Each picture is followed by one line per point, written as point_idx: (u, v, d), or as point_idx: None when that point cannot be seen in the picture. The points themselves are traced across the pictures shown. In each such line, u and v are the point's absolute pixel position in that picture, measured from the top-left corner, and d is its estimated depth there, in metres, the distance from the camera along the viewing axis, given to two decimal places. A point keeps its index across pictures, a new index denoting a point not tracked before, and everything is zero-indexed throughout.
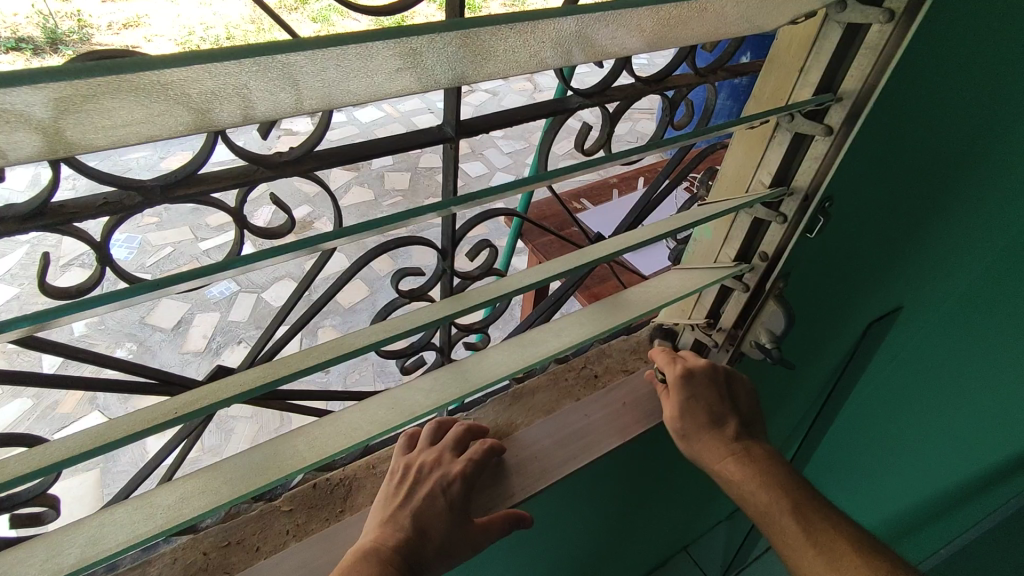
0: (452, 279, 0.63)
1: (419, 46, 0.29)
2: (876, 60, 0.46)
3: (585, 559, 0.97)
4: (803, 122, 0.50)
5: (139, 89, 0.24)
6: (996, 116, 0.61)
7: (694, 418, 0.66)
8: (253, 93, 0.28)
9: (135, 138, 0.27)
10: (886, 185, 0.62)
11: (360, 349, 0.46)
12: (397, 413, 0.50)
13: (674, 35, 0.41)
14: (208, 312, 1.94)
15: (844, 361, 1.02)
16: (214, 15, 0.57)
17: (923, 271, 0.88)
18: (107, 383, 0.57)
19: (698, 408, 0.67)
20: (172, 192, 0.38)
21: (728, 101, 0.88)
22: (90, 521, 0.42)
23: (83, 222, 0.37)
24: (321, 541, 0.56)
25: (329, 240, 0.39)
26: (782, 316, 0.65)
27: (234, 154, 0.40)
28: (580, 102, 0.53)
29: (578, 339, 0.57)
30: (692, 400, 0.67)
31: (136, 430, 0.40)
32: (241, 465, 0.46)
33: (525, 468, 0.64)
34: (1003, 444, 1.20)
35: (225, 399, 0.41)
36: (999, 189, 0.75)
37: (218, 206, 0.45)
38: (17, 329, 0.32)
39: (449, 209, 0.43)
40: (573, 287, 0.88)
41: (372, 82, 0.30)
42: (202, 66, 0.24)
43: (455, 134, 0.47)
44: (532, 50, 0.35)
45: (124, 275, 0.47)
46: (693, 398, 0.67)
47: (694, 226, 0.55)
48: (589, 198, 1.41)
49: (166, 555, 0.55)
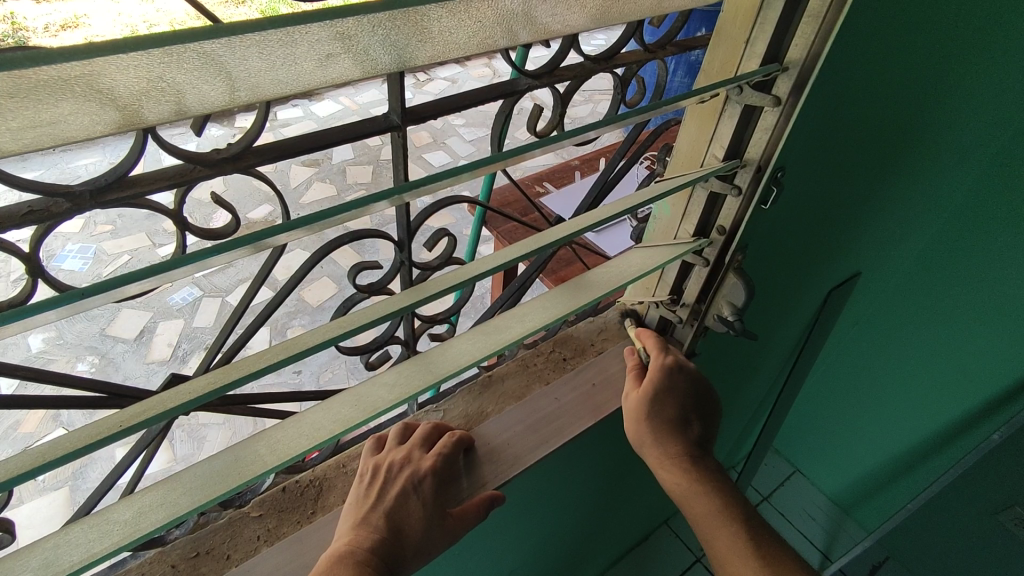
0: (411, 271, 0.62)
1: (350, 29, 0.28)
2: (820, 26, 0.46)
3: (565, 539, 0.98)
4: (752, 94, 0.51)
5: (41, 85, 0.23)
6: (933, 88, 0.64)
7: (663, 409, 0.66)
8: (175, 85, 0.26)
9: (50, 141, 0.26)
10: (833, 159, 0.63)
11: (317, 346, 0.45)
12: (360, 410, 0.48)
13: (617, 11, 0.40)
14: (171, 319, 1.90)
15: (806, 330, 1.05)
16: (157, 12, 0.54)
17: (876, 238, 0.90)
18: (54, 399, 0.54)
19: (668, 403, 0.66)
20: (103, 196, 0.36)
21: (685, 78, 0.89)
22: (44, 544, 0.41)
23: (7, 232, 0.35)
24: (293, 545, 0.56)
25: (275, 235, 0.37)
26: (742, 288, 0.64)
27: (167, 153, 0.38)
28: (529, 83, 0.52)
29: (542, 323, 0.56)
30: (665, 392, 0.66)
31: (81, 446, 0.38)
32: (203, 473, 0.45)
33: (498, 457, 0.64)
34: (961, 402, 1.23)
35: (178, 406, 0.40)
36: (945, 150, 0.77)
37: (156, 208, 0.43)
38: None
39: (401, 197, 0.41)
40: (538, 269, 0.88)
41: (302, 71, 0.29)
42: (107, 60, 0.23)
43: (402, 121, 0.46)
44: (471, 30, 0.34)
45: (58, 284, 0.44)
46: (667, 391, 0.66)
47: (651, 203, 0.55)
48: (551, 181, 1.41)
49: (133, 571, 0.53)
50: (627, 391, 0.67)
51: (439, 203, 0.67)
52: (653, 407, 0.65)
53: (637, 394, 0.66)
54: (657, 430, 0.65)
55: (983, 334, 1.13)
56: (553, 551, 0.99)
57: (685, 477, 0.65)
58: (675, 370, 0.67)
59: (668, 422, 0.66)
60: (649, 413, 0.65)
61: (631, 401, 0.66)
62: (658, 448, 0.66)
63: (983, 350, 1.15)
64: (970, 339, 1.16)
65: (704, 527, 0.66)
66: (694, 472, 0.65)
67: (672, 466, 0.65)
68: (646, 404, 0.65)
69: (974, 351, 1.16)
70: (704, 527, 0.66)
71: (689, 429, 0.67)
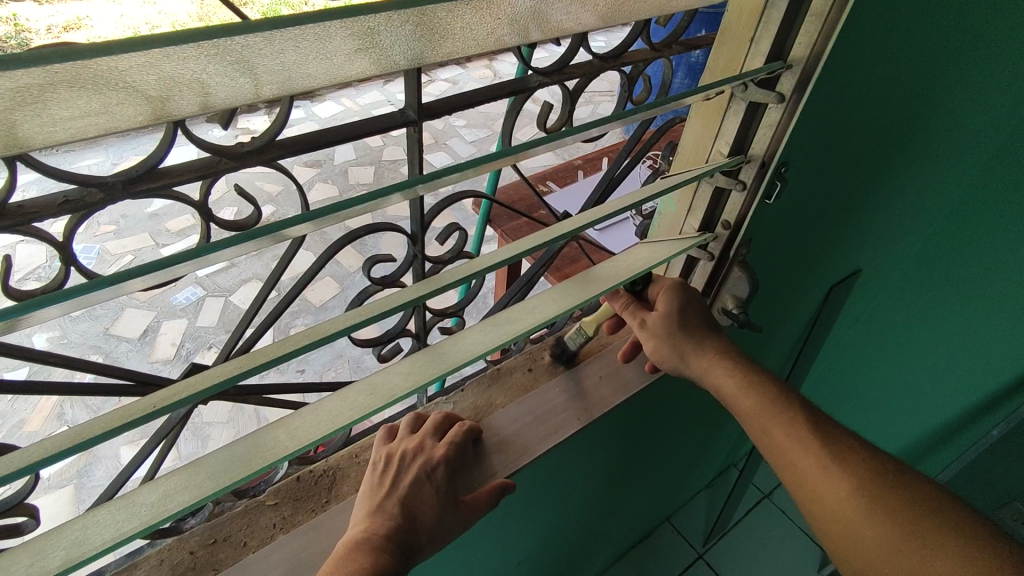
0: (423, 265, 0.63)
1: (376, 25, 0.29)
2: (822, 25, 0.47)
3: (570, 532, 0.99)
4: (756, 91, 0.52)
5: (92, 76, 0.24)
6: (932, 86, 0.65)
7: (690, 319, 0.67)
8: (211, 79, 0.28)
9: (94, 131, 0.27)
10: (835, 156, 0.65)
11: (336, 334, 0.46)
12: (377, 397, 0.50)
13: (626, 10, 0.42)
14: (174, 319, 1.91)
15: (808, 325, 1.06)
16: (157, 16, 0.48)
17: (877, 235, 0.91)
18: (77, 387, 0.56)
19: (693, 313, 0.67)
20: (134, 186, 0.37)
21: (685, 79, 0.91)
22: (74, 525, 0.42)
23: (44, 222, 0.36)
24: (308, 532, 0.57)
25: (298, 225, 0.38)
26: (746, 281, 0.68)
27: (194, 146, 0.39)
28: (539, 80, 0.53)
29: (551, 314, 0.58)
30: (686, 304, 0.67)
31: (116, 426, 0.39)
32: (225, 459, 0.46)
33: (507, 447, 0.66)
34: (965, 394, 1.25)
35: (204, 390, 0.41)
36: (944, 149, 0.78)
37: (181, 200, 0.45)
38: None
39: (415, 190, 0.42)
40: (544, 265, 0.89)
41: (330, 65, 0.30)
42: (157, 52, 0.24)
43: (418, 117, 0.47)
44: (489, 28, 0.35)
45: (89, 273, 0.46)
46: (687, 302, 0.67)
47: (658, 198, 0.56)
48: (554, 180, 1.42)
49: (152, 557, 0.54)
50: (644, 320, 0.67)
51: (450, 199, 0.68)
52: (681, 319, 0.66)
53: (660, 314, 0.67)
54: (694, 339, 0.66)
55: (984, 330, 1.14)
56: (558, 544, 1.00)
57: (736, 373, 0.65)
58: (683, 284, 0.69)
59: (699, 329, 0.67)
60: (677, 325, 0.66)
61: (657, 320, 0.66)
62: (700, 356, 0.66)
63: (985, 347, 1.16)
64: (974, 337, 1.17)
65: (758, 429, 0.63)
66: (742, 368, 0.65)
67: (719, 367, 0.65)
68: (673, 319, 0.66)
69: (973, 347, 1.18)
70: (755, 424, 0.63)
71: (717, 334, 0.69)
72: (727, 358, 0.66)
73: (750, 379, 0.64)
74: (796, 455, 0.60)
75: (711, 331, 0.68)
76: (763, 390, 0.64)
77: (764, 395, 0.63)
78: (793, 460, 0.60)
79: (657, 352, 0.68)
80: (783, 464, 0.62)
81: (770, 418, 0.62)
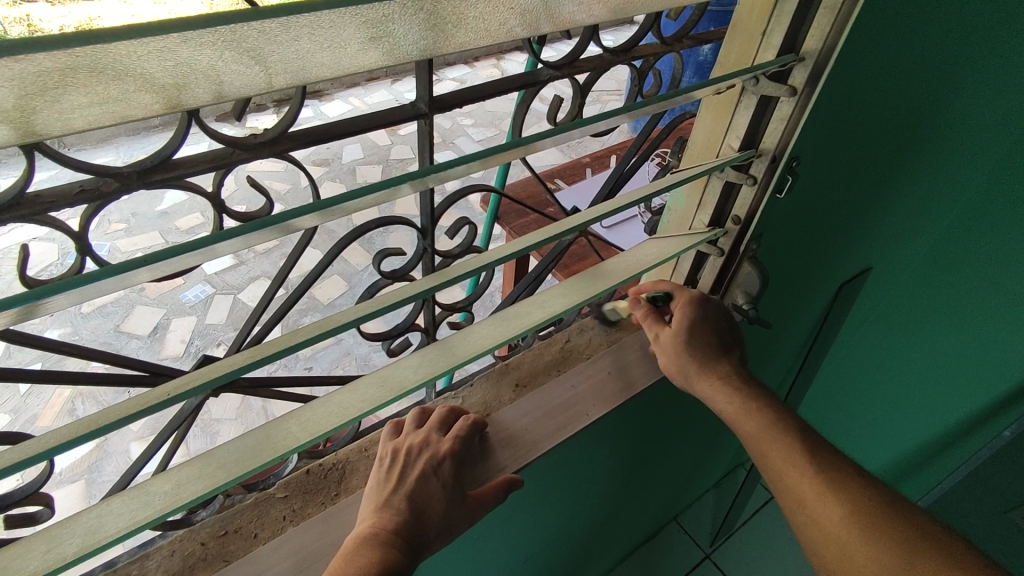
0: (433, 259, 0.63)
1: (388, 12, 0.29)
2: (835, 18, 0.47)
3: (577, 529, 1.00)
4: (768, 84, 0.52)
5: (107, 60, 0.24)
6: (943, 84, 0.65)
7: (703, 339, 0.68)
8: (225, 69, 0.28)
9: (108, 119, 0.27)
10: (844, 153, 0.65)
11: (344, 325, 0.46)
12: (387, 389, 0.50)
13: (638, 2, 0.41)
14: (184, 316, 1.93)
15: (817, 324, 1.06)
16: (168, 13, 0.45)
17: (886, 232, 0.91)
18: (92, 380, 0.56)
19: (707, 333, 0.68)
20: (149, 176, 0.38)
21: (694, 78, 0.91)
22: (87, 513, 0.42)
23: (61, 212, 0.37)
24: (318, 524, 0.57)
25: (311, 214, 0.38)
26: (757, 276, 0.67)
27: (208, 137, 0.39)
28: (549, 74, 0.53)
29: (560, 309, 0.57)
30: (700, 322, 0.69)
31: (129, 414, 0.40)
32: (237, 449, 0.46)
33: (515, 442, 0.66)
34: (979, 393, 1.24)
35: (215, 379, 0.41)
36: (955, 147, 0.78)
37: (195, 190, 0.45)
38: (12, 309, 0.30)
39: (424, 181, 0.42)
40: (552, 261, 0.89)
41: (343, 56, 0.30)
42: (174, 35, 0.24)
43: (429, 110, 0.47)
44: (500, 19, 0.35)
45: (103, 263, 0.46)
46: (702, 321, 0.69)
47: (669, 191, 0.56)
48: (562, 178, 1.43)
49: (162, 549, 0.54)
50: (659, 334, 0.69)
51: (460, 193, 0.68)
52: (692, 337, 0.68)
53: (672, 330, 0.68)
54: (702, 358, 0.67)
55: (996, 329, 1.13)
56: (565, 541, 1.00)
57: (736, 400, 0.65)
58: (703, 302, 0.70)
59: (713, 349, 0.68)
60: (688, 343, 0.67)
61: (669, 336, 0.68)
62: (706, 375, 0.67)
63: (999, 347, 1.15)
64: (986, 336, 1.16)
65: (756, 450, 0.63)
66: (743, 394, 0.65)
67: (722, 389, 0.66)
68: (684, 335, 0.68)
69: (983, 345, 1.18)
70: (756, 449, 0.63)
71: (732, 354, 0.70)
72: (736, 379, 0.66)
73: (749, 399, 0.65)
74: (793, 478, 0.60)
75: (724, 352, 0.69)
76: (764, 412, 0.64)
77: (763, 417, 0.63)
78: (790, 483, 0.60)
79: (666, 366, 0.69)
80: (782, 490, 0.61)
81: (768, 440, 0.62)
